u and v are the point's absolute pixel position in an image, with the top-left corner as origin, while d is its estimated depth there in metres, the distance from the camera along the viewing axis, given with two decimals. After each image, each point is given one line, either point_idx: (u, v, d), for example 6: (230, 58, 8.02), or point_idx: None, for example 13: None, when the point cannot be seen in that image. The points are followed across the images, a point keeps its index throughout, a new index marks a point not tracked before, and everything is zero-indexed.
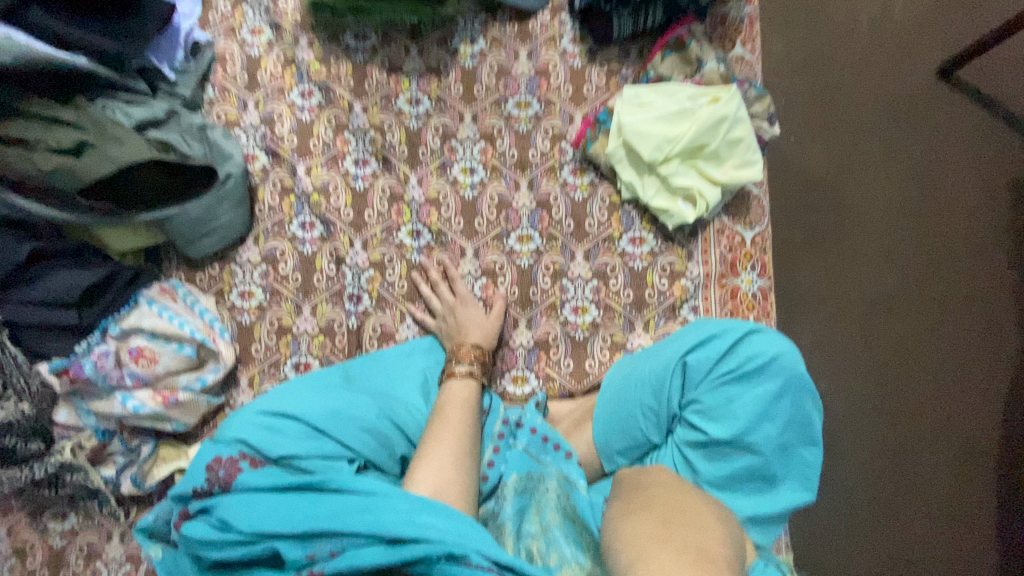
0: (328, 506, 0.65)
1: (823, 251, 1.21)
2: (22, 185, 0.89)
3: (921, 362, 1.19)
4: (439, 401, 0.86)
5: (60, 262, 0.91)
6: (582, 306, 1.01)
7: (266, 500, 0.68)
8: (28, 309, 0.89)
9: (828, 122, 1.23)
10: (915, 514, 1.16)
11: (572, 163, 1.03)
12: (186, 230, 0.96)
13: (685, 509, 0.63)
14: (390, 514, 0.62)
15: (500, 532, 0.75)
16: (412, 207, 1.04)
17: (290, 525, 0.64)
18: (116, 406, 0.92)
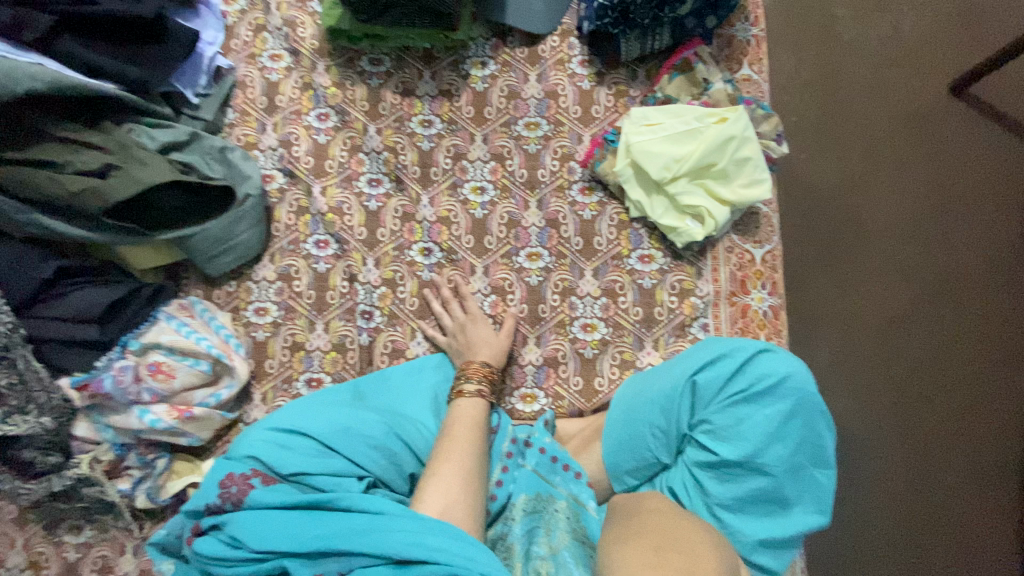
0: (335, 525, 0.66)
1: (833, 264, 1.20)
2: (51, 207, 0.92)
3: (938, 380, 1.17)
4: (448, 420, 0.87)
5: (84, 280, 0.95)
6: (591, 323, 1.02)
7: (275, 518, 0.69)
8: (53, 325, 0.92)
9: (834, 141, 1.24)
10: (935, 536, 1.13)
11: (581, 183, 1.05)
12: (205, 248, 0.99)
13: (679, 532, 0.61)
14: (395, 536, 0.64)
15: (509, 554, 0.76)
16: (424, 226, 1.06)
17: (300, 544, 0.65)
18: (134, 420, 0.93)
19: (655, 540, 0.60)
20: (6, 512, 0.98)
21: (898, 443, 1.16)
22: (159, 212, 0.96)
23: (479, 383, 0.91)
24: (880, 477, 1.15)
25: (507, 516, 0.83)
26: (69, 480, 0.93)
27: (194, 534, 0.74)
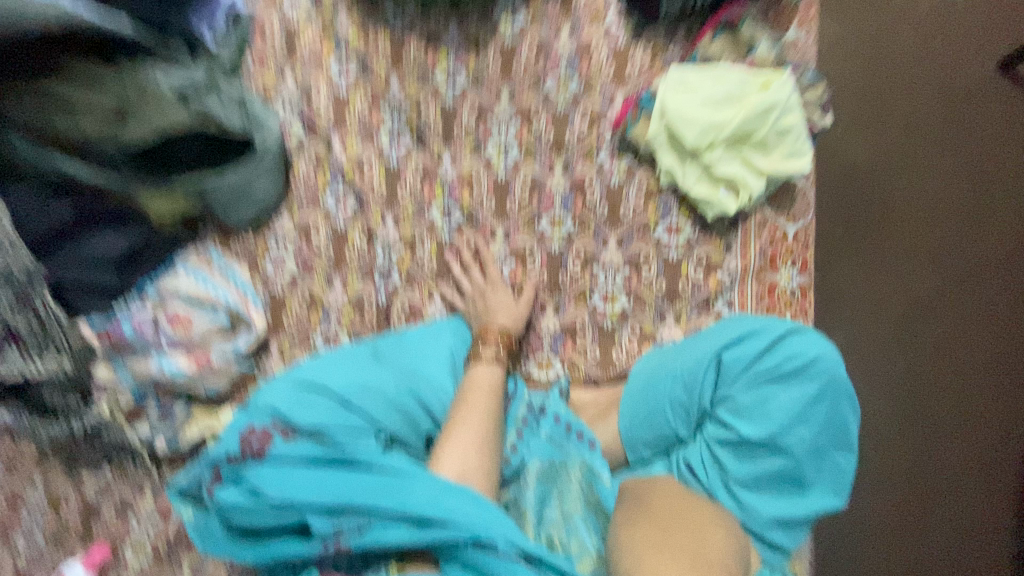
0: (356, 483, 0.68)
1: (865, 254, 1.07)
2: (69, 150, 0.91)
3: (1021, 399, 0.95)
4: (466, 385, 0.86)
5: (101, 225, 0.94)
6: (612, 294, 0.99)
7: (296, 473, 0.70)
8: (71, 270, 0.92)
9: (878, 109, 1.08)
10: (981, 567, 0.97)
11: (610, 147, 1.00)
12: (221, 199, 0.97)
13: (688, 516, 0.59)
14: (418, 495, 0.65)
15: (523, 518, 0.76)
16: (444, 186, 1.02)
17: (321, 498, 0.66)
18: (152, 367, 0.95)
19: (664, 523, 0.57)
20: (28, 450, 1.01)
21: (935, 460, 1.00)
22: (176, 160, 0.96)
23: (496, 349, 0.90)
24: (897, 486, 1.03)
25: (521, 480, 0.82)
26: (88, 423, 0.95)
27: (213, 483, 0.75)
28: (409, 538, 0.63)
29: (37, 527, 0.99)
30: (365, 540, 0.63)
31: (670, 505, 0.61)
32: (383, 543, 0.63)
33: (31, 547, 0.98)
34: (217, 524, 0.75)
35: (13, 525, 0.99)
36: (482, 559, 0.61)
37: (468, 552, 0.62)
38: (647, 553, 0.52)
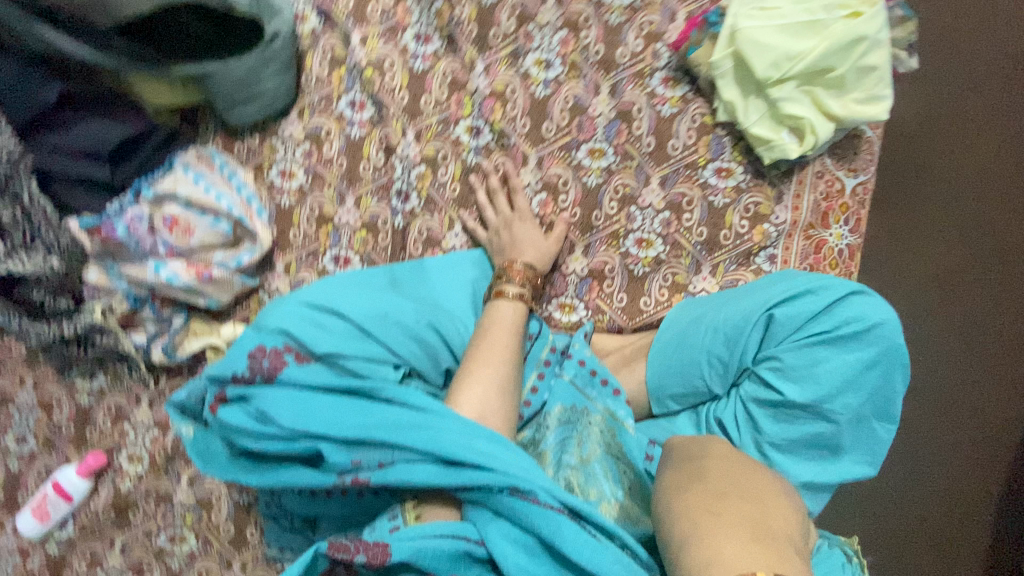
0: (377, 416, 0.63)
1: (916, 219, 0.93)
2: (51, 13, 0.77)
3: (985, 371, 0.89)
4: (484, 319, 0.80)
5: (90, 111, 0.82)
6: (648, 239, 0.92)
7: (311, 400, 0.66)
8: (58, 158, 0.82)
9: (965, 68, 0.90)
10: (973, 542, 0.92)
11: (666, 71, 0.90)
12: (225, 92, 0.86)
13: (749, 479, 0.54)
14: (445, 436, 0.60)
15: (542, 461, 0.73)
16: (474, 99, 0.91)
17: (340, 431, 0.62)
18: (149, 273, 0.87)
19: (722, 486, 0.52)
20: (17, 350, 0.95)
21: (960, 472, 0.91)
22: (174, 38, 0.84)
23: (521, 288, 0.83)
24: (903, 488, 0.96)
25: (540, 422, 0.79)
26: (80, 326, 0.88)
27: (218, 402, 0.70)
28: (436, 478, 0.59)
29: (28, 429, 0.95)
30: (387, 476, 0.60)
31: (727, 466, 0.56)
32: (408, 482, 0.59)
33: (24, 448, 0.96)
34: (221, 445, 0.71)
35: (5, 423, 0.95)
36: (515, 504, 0.58)
37: (498, 496, 0.58)
38: (704, 519, 0.48)
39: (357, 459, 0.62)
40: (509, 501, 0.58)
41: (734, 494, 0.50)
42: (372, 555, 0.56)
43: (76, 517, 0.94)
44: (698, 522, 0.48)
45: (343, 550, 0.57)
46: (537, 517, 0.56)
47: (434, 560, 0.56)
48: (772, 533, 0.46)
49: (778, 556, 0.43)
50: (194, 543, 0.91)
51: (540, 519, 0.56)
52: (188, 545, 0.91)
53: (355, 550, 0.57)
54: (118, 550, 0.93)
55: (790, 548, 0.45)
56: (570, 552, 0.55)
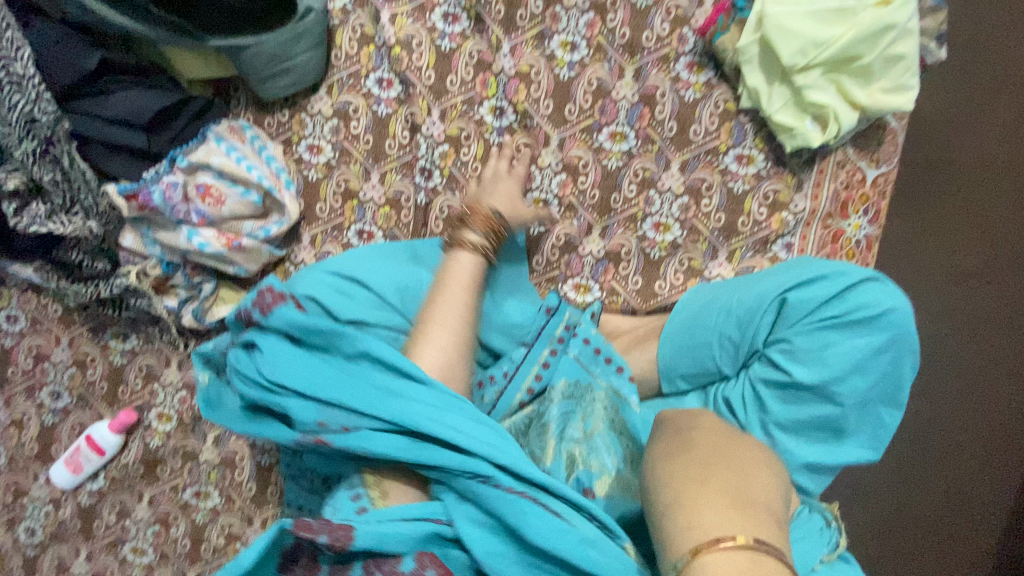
0: (356, 377, 0.64)
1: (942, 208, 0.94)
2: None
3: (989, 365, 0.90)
4: (446, 275, 0.75)
5: (130, 80, 0.85)
6: (665, 223, 0.93)
7: (292, 356, 0.67)
8: (99, 125, 0.85)
9: (998, 56, 0.89)
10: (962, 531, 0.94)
11: (691, 57, 0.90)
12: (259, 65, 0.88)
13: (733, 448, 0.52)
14: (414, 407, 0.61)
15: (543, 430, 0.76)
16: (499, 80, 0.93)
17: (316, 393, 0.64)
18: (182, 240, 0.91)
19: (705, 454, 0.51)
20: (53, 310, 1.00)
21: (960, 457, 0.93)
22: (206, 8, 0.83)
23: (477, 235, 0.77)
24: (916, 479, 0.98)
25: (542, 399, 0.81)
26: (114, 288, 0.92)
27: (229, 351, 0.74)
28: (402, 449, 0.60)
29: (62, 385, 1.00)
30: (357, 442, 0.61)
31: (714, 435, 0.55)
32: (373, 449, 0.60)
33: (58, 403, 1.00)
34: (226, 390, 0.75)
35: (41, 378, 1.00)
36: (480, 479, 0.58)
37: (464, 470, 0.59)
38: (687, 485, 0.47)
39: (328, 417, 0.63)
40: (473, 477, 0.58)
41: (718, 463, 0.49)
42: (337, 537, 0.55)
43: (107, 470, 0.99)
44: (681, 488, 0.47)
45: (305, 529, 0.55)
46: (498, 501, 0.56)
47: (401, 542, 0.56)
48: (754, 499, 0.45)
49: (758, 522, 0.43)
50: (217, 499, 0.95)
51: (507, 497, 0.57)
52: (212, 500, 0.95)
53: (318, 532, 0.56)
54: (146, 502, 0.98)
55: (771, 515, 0.45)
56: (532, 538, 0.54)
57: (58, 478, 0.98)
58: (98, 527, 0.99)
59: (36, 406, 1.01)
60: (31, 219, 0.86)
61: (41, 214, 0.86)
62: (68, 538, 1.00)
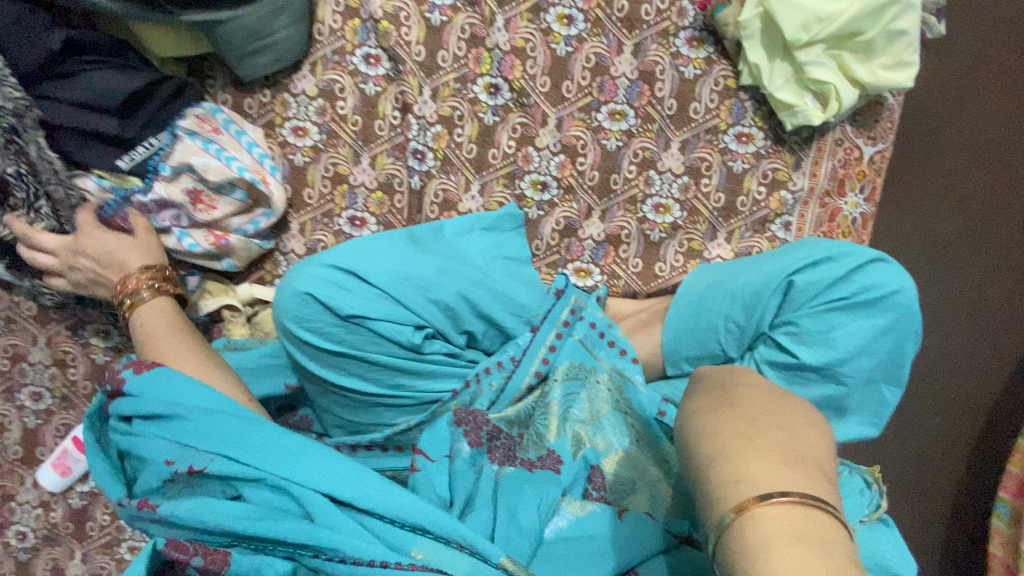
0: (217, 433, 0.61)
1: (917, 178, 1.07)
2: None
3: (943, 321, 1.06)
4: (138, 335, 0.75)
5: (98, 61, 0.79)
6: (665, 204, 0.92)
7: (157, 403, 0.63)
8: (67, 109, 0.79)
9: (972, 49, 1.01)
10: (914, 451, 1.11)
11: (691, 31, 0.88)
12: (237, 41, 0.82)
13: (779, 403, 0.50)
14: (279, 465, 0.59)
15: (546, 411, 0.78)
16: (494, 56, 0.89)
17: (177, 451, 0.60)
18: (172, 241, 0.87)
19: (753, 411, 0.48)
20: (26, 307, 0.94)
21: (921, 392, 1.09)
22: None
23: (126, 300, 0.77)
24: (906, 421, 1.11)
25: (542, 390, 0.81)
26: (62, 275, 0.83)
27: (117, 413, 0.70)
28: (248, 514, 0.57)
29: (42, 386, 0.96)
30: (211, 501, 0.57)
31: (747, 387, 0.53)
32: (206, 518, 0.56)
33: (39, 404, 0.96)
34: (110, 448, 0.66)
35: (19, 379, 0.95)
36: (341, 539, 0.56)
37: (319, 530, 0.56)
38: (733, 440, 0.45)
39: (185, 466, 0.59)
40: (331, 536, 0.56)
41: (766, 419, 0.47)
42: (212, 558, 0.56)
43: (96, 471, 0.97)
44: (728, 443, 0.45)
45: (180, 549, 0.56)
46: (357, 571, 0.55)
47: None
48: (804, 456, 0.44)
49: (810, 479, 0.42)
50: None
51: (372, 554, 0.55)
52: None
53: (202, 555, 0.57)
54: None
55: (821, 472, 0.44)
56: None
57: (46, 482, 0.94)
58: (91, 528, 0.97)
59: (16, 408, 0.96)
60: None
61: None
62: (60, 540, 0.97)
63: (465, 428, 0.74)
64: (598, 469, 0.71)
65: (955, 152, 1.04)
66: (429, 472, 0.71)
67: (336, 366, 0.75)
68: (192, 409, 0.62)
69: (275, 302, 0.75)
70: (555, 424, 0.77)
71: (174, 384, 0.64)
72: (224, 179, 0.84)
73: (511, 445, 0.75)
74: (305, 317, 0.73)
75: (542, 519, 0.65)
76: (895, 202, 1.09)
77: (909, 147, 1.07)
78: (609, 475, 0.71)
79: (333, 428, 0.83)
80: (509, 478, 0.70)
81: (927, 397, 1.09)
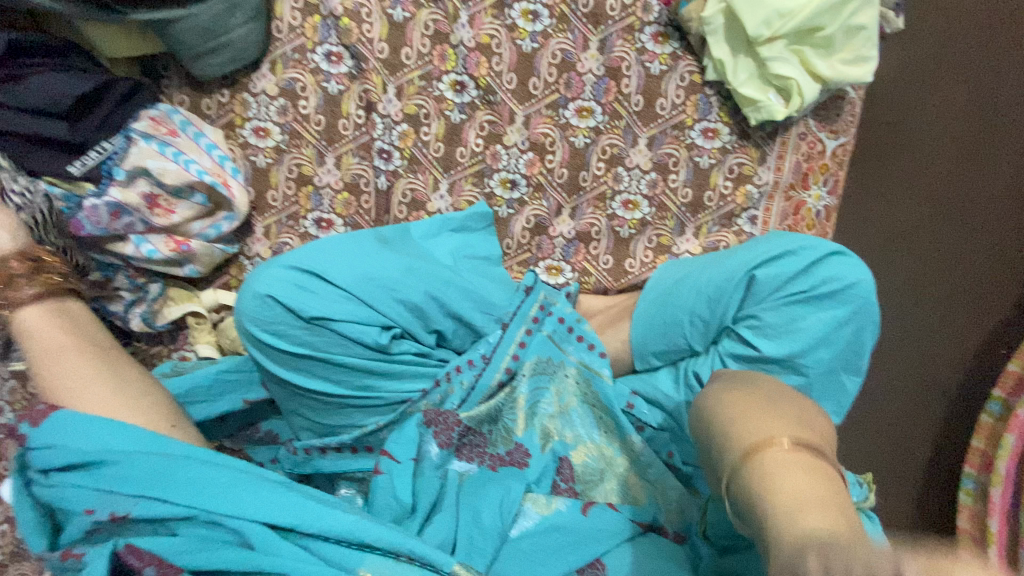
0: (137, 471, 0.59)
1: (885, 173, 1.10)
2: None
3: (908, 309, 1.10)
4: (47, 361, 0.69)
5: (43, 62, 0.76)
6: (634, 201, 0.93)
7: (69, 450, 0.60)
8: (10, 113, 0.75)
9: (926, 50, 1.05)
10: (886, 434, 1.14)
11: (656, 26, 0.89)
12: (191, 41, 0.79)
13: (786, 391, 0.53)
14: (207, 494, 0.58)
15: (514, 406, 0.79)
16: (458, 52, 0.87)
17: (95, 498, 0.59)
18: (129, 247, 0.84)
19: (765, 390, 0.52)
20: None
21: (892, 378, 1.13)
22: None
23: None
24: (879, 406, 1.15)
25: (513, 385, 0.80)
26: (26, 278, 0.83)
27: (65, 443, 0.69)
28: (184, 544, 0.57)
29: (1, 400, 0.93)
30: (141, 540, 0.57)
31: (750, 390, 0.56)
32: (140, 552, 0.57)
33: None
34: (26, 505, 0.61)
35: None
36: (282, 563, 0.56)
37: (260, 558, 0.56)
38: (750, 406, 0.49)
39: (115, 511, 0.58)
40: (273, 562, 0.56)
41: (777, 397, 0.51)
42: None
43: None
44: (745, 409, 0.49)
45: (135, 555, 0.55)
46: None
47: None
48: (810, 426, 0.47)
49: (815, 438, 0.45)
50: None
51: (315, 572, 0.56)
52: None
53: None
54: None
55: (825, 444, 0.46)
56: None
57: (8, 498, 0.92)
58: None
59: None
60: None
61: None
62: (27, 557, 0.95)
63: (435, 429, 0.76)
64: (566, 461, 0.76)
65: (917, 142, 1.07)
66: (394, 475, 0.72)
67: (300, 369, 0.74)
68: (109, 450, 0.60)
69: (238, 305, 0.73)
70: (523, 419, 0.78)
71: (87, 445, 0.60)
72: (182, 183, 0.82)
73: (478, 441, 0.77)
74: (268, 321, 0.72)
75: (505, 518, 0.69)
76: (862, 194, 1.13)
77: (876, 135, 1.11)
78: (575, 467, 0.76)
79: (302, 431, 0.81)
80: (472, 480, 0.74)
81: (894, 381, 1.13)
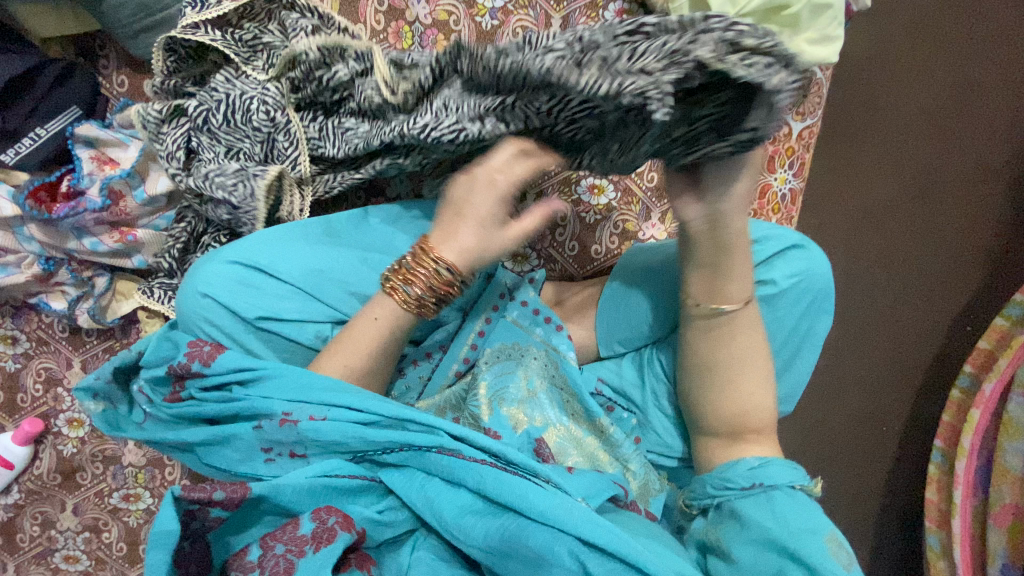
0: (314, 387, 0.61)
1: (857, 142, 1.09)
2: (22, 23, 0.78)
3: (881, 286, 1.10)
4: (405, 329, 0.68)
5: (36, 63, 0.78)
6: (599, 185, 0.92)
7: (260, 363, 0.63)
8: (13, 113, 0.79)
9: (896, 27, 1.05)
10: (859, 413, 1.15)
11: (620, 3, 0.85)
12: (125, 18, 0.77)
13: (747, 347, 0.67)
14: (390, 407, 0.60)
15: (477, 392, 0.75)
16: (414, 29, 0.84)
17: (271, 403, 0.60)
18: (71, 240, 0.84)
19: (737, 356, 0.67)
20: None
21: (864, 362, 1.13)
22: None
23: (408, 286, 0.67)
24: (845, 388, 1.15)
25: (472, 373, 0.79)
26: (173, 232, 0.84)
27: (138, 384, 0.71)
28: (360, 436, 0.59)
29: None
30: (321, 426, 0.59)
31: (760, 410, 0.68)
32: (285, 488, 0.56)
33: None
34: (183, 426, 0.67)
35: None
36: (454, 466, 0.58)
37: (432, 455, 0.59)
38: (727, 350, 0.67)
39: (302, 417, 0.59)
40: (443, 458, 0.59)
41: (738, 355, 0.67)
42: (277, 571, 0.52)
43: (20, 483, 0.95)
44: (732, 364, 0.67)
45: (198, 490, 0.53)
46: (462, 468, 0.58)
47: (301, 502, 0.57)
48: (733, 344, 0.67)
49: (738, 327, 0.67)
50: (149, 501, 0.95)
51: (472, 475, 0.58)
52: (143, 502, 0.95)
53: (254, 564, 0.54)
54: (70, 511, 0.96)
55: (742, 332, 0.67)
56: (506, 542, 0.54)
57: None
58: (22, 539, 0.97)
59: None
60: (222, 144, 0.78)
61: (225, 81, 0.78)
62: None
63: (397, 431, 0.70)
64: (543, 442, 0.74)
65: (891, 119, 1.06)
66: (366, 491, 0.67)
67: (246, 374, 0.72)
68: (278, 366, 0.63)
69: (178, 302, 0.71)
70: (487, 404, 0.75)
71: (289, 369, 0.63)
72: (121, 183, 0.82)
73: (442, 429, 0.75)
74: (207, 319, 0.69)
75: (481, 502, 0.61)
76: (844, 165, 1.09)
77: (845, 114, 1.09)
78: (550, 448, 0.75)
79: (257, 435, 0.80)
80: None
81: (853, 361, 1.14)
